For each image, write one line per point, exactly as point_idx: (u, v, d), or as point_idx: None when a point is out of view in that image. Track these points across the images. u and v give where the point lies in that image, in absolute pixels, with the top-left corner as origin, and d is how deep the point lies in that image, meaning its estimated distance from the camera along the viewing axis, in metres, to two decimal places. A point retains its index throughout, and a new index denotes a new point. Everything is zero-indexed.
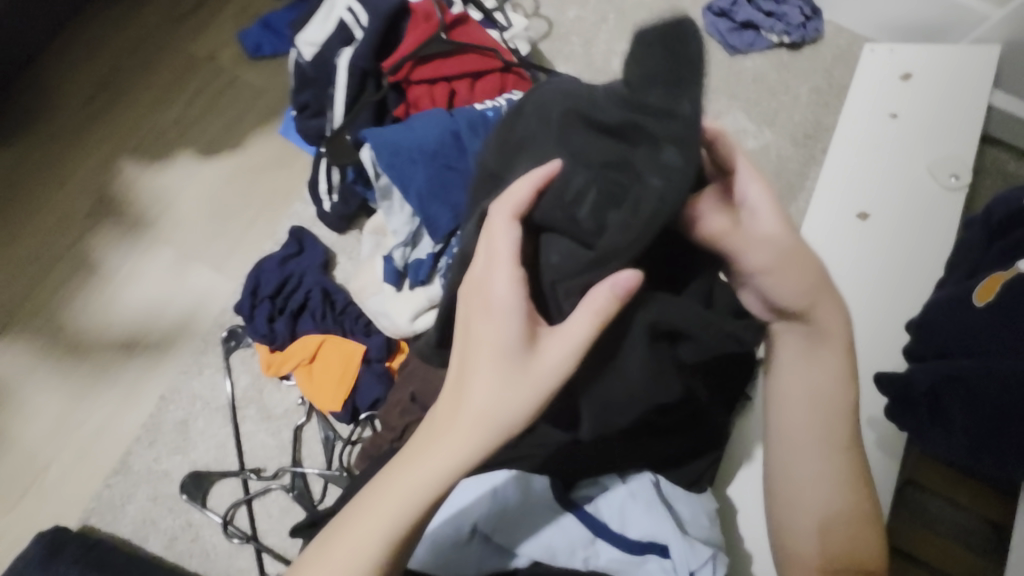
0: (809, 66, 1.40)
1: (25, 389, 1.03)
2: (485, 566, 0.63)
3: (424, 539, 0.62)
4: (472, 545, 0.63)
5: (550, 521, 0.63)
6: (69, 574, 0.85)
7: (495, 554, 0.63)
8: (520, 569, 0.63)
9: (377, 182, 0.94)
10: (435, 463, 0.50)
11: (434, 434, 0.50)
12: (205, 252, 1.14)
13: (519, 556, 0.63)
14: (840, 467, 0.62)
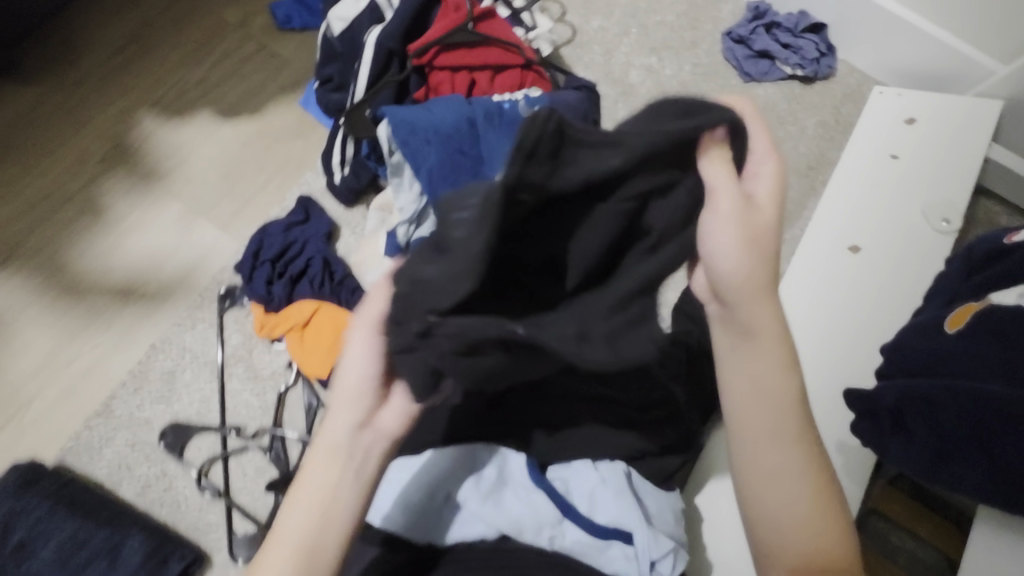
0: (819, 101, 1.44)
1: (18, 322, 1.05)
2: (453, 533, 0.64)
3: (395, 499, 0.65)
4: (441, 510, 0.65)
5: (520, 496, 0.65)
6: (41, 507, 0.86)
7: (463, 524, 0.65)
8: (487, 541, 0.64)
9: (389, 158, 0.98)
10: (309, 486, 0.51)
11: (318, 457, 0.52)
12: (212, 210, 1.16)
13: (486, 528, 0.64)
14: (795, 452, 0.57)
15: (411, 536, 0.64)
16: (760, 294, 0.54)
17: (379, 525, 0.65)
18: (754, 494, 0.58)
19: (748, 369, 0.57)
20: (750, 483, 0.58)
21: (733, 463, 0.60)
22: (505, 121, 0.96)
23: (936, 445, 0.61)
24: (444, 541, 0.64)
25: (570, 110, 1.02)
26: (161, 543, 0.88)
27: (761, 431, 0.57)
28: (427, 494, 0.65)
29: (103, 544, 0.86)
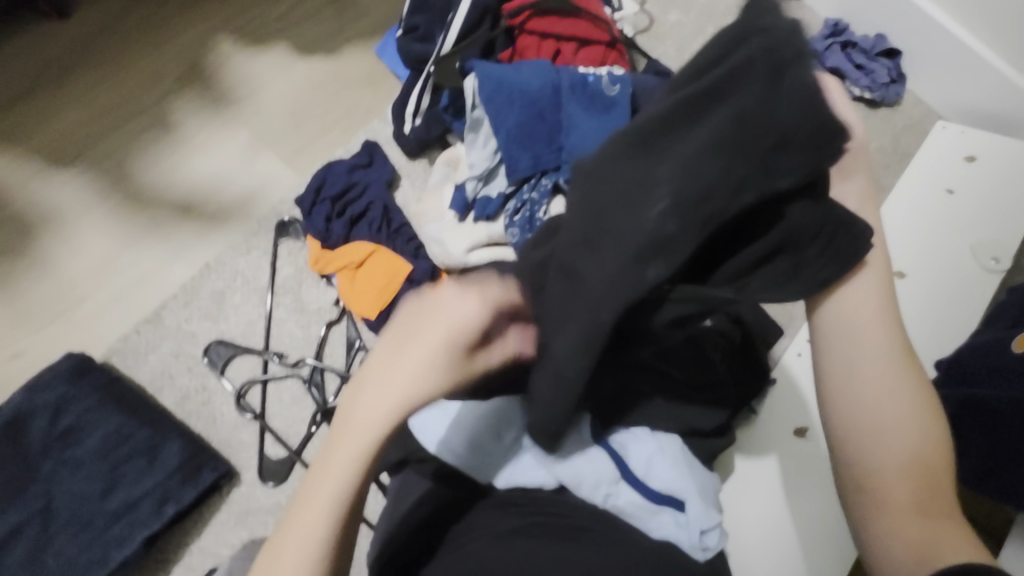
0: (882, 126, 1.44)
1: (81, 222, 1.07)
2: (514, 477, 0.66)
3: (456, 429, 0.67)
4: (506, 454, 0.67)
5: (582, 452, 0.66)
6: (90, 399, 0.88)
7: (524, 470, 0.66)
8: (546, 491, 0.65)
9: (471, 113, 1.01)
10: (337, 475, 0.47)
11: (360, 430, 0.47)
12: (278, 142, 1.17)
13: (547, 477, 0.65)
14: (907, 385, 0.57)
15: (476, 474, 0.66)
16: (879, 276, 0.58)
17: (435, 450, 0.67)
18: (860, 421, 0.57)
19: (856, 303, 0.57)
20: (853, 410, 0.57)
21: (843, 401, 0.58)
22: (587, 94, 0.98)
23: (988, 452, 0.69)
24: (505, 484, 0.66)
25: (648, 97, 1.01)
26: (196, 452, 0.89)
27: (872, 360, 0.57)
28: (497, 436, 0.66)
29: (143, 443, 0.88)
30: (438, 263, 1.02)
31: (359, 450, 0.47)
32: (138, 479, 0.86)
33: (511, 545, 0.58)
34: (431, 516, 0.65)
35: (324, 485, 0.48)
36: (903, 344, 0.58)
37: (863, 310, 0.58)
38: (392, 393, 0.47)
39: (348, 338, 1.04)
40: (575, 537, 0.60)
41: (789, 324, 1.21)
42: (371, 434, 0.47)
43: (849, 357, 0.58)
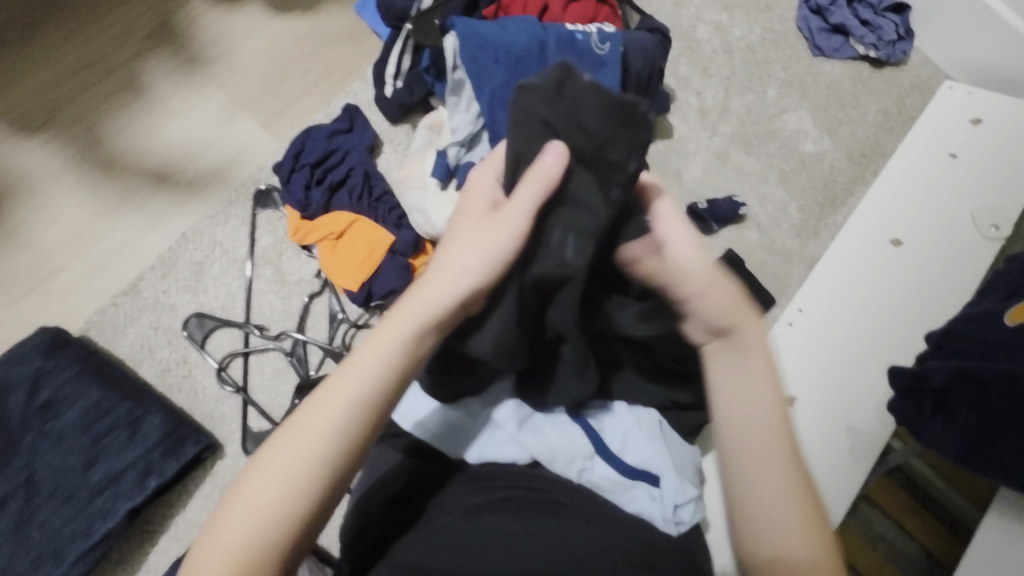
0: (885, 87, 1.38)
1: (52, 191, 1.03)
2: (485, 454, 0.65)
3: (427, 403, 0.68)
4: (476, 434, 0.67)
5: (556, 427, 0.66)
6: (68, 373, 0.87)
7: (495, 447, 0.66)
8: (518, 467, 0.65)
9: (452, 74, 0.95)
10: (360, 362, 0.50)
11: (391, 317, 0.52)
12: (255, 106, 1.13)
13: (518, 454, 0.65)
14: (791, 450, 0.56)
15: (446, 451, 0.67)
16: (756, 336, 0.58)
17: (411, 429, 0.68)
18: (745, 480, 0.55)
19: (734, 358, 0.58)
20: (742, 469, 0.56)
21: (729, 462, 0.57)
22: (576, 52, 0.96)
23: (975, 425, 0.67)
24: (476, 459, 0.66)
25: (639, 52, 1.02)
26: (177, 425, 0.89)
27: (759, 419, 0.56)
28: (466, 413, 0.67)
29: (124, 417, 0.87)
30: (422, 233, 1.00)
31: (362, 387, 0.50)
32: (120, 452, 0.86)
33: (484, 522, 0.58)
34: (404, 489, 0.66)
35: (346, 374, 0.50)
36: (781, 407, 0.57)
37: (728, 354, 0.58)
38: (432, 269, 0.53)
39: (330, 311, 1.02)
40: (548, 509, 0.60)
41: (780, 294, 1.19)
42: (378, 375, 0.50)
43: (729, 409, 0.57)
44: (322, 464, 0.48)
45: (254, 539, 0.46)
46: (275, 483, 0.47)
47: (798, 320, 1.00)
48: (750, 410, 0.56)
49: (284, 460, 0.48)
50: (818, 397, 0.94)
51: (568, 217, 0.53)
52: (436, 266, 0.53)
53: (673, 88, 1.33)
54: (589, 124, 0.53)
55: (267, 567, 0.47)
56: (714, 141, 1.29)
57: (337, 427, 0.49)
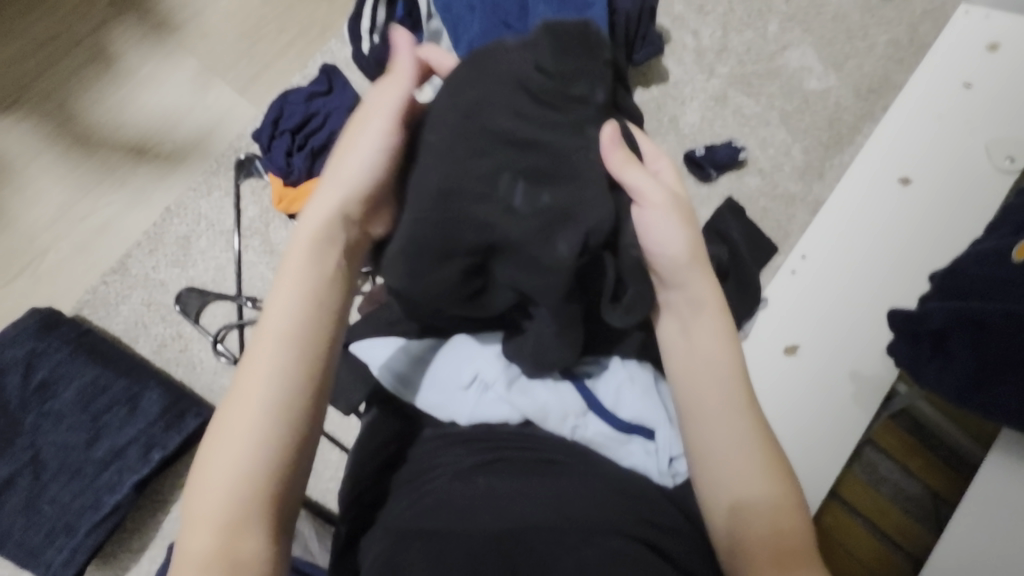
0: (895, 16, 1.29)
1: (30, 170, 1.02)
2: (477, 415, 0.64)
3: (414, 363, 0.67)
4: (464, 395, 0.65)
5: (549, 385, 0.65)
6: (61, 352, 0.88)
7: (487, 408, 0.64)
8: (512, 426, 0.64)
9: (427, 26, 0.96)
10: (281, 299, 0.50)
11: (295, 250, 0.51)
12: (229, 71, 1.08)
13: (511, 414, 0.64)
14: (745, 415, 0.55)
15: (436, 414, 0.66)
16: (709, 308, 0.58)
17: (377, 372, 0.68)
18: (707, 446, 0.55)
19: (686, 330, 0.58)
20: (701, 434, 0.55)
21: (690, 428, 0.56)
22: None
23: (977, 364, 0.65)
24: (468, 421, 0.64)
25: None
26: (177, 399, 0.89)
27: (713, 381, 0.56)
28: (455, 376, 0.65)
29: (122, 393, 0.88)
30: None
31: (286, 322, 0.49)
32: (121, 427, 0.87)
33: (472, 480, 0.58)
34: (397, 454, 0.66)
35: (271, 315, 0.49)
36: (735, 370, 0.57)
37: (684, 306, 0.58)
38: (326, 186, 0.53)
39: None
40: (542, 470, 0.59)
41: (783, 240, 1.16)
42: (302, 305, 0.50)
43: (690, 374, 0.57)
44: (272, 410, 0.47)
45: (228, 501, 0.45)
46: (229, 440, 0.46)
47: (801, 267, 0.97)
48: (706, 355, 0.57)
49: (237, 417, 0.47)
50: (820, 344, 0.92)
51: (523, 162, 0.50)
52: (319, 198, 0.52)
53: (667, 28, 1.26)
54: (548, 63, 0.51)
55: (253, 521, 0.45)
56: (712, 83, 1.23)
57: (276, 366, 0.48)
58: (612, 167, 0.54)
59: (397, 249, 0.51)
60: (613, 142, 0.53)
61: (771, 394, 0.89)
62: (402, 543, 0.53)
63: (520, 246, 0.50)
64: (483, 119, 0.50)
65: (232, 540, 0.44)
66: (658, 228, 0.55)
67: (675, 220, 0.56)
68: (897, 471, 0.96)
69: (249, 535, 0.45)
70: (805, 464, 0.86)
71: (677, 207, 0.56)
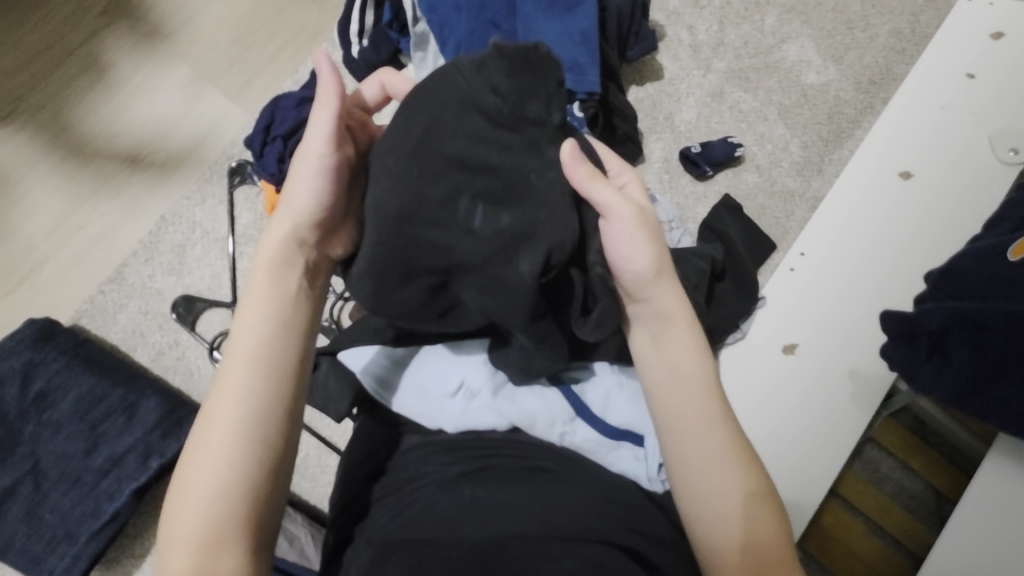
0: (897, 5, 1.26)
1: (27, 181, 1.03)
2: (462, 423, 0.64)
3: (399, 370, 0.68)
4: (450, 402, 0.65)
5: (533, 391, 0.65)
6: (59, 362, 0.89)
7: (472, 416, 0.64)
8: (498, 433, 0.64)
9: (414, 28, 0.94)
10: (246, 325, 0.52)
11: (258, 277, 0.53)
12: (221, 77, 1.09)
13: (497, 422, 0.63)
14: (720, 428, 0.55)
15: (422, 421, 0.65)
16: (678, 323, 0.57)
17: (359, 373, 0.69)
18: (685, 461, 0.54)
19: (657, 345, 0.58)
20: (679, 450, 0.55)
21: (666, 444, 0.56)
22: None
23: (976, 367, 0.63)
24: (455, 428, 0.64)
25: None
26: (174, 406, 0.90)
27: (686, 395, 0.55)
28: (441, 384, 0.65)
29: (120, 402, 0.89)
30: None
31: (255, 345, 0.51)
32: (120, 436, 0.88)
33: (454, 494, 0.57)
34: (386, 462, 0.66)
35: (238, 340, 0.51)
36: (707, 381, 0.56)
37: (651, 319, 0.58)
38: (282, 213, 0.54)
39: None
40: (527, 477, 0.59)
41: (782, 238, 1.14)
42: (266, 327, 0.52)
43: (665, 391, 0.56)
44: (244, 431, 0.49)
45: (205, 520, 0.46)
46: (203, 463, 0.48)
47: (800, 265, 0.95)
48: (681, 366, 0.56)
49: (210, 438, 0.48)
50: (819, 343, 0.90)
51: (478, 185, 0.51)
52: (273, 226, 0.54)
53: (662, 24, 1.24)
54: (500, 83, 0.49)
55: (231, 539, 0.46)
56: (708, 78, 1.21)
57: (247, 388, 0.49)
58: (578, 182, 0.53)
59: (361, 271, 0.52)
60: (576, 158, 0.53)
61: (769, 395, 0.88)
62: (385, 555, 0.53)
63: (481, 266, 0.51)
64: (436, 142, 0.50)
65: (210, 557, 0.46)
66: (625, 244, 0.55)
67: (641, 236, 0.55)
68: (900, 470, 0.97)
69: (227, 552, 0.46)
70: (804, 466, 0.84)
71: (643, 222, 0.56)
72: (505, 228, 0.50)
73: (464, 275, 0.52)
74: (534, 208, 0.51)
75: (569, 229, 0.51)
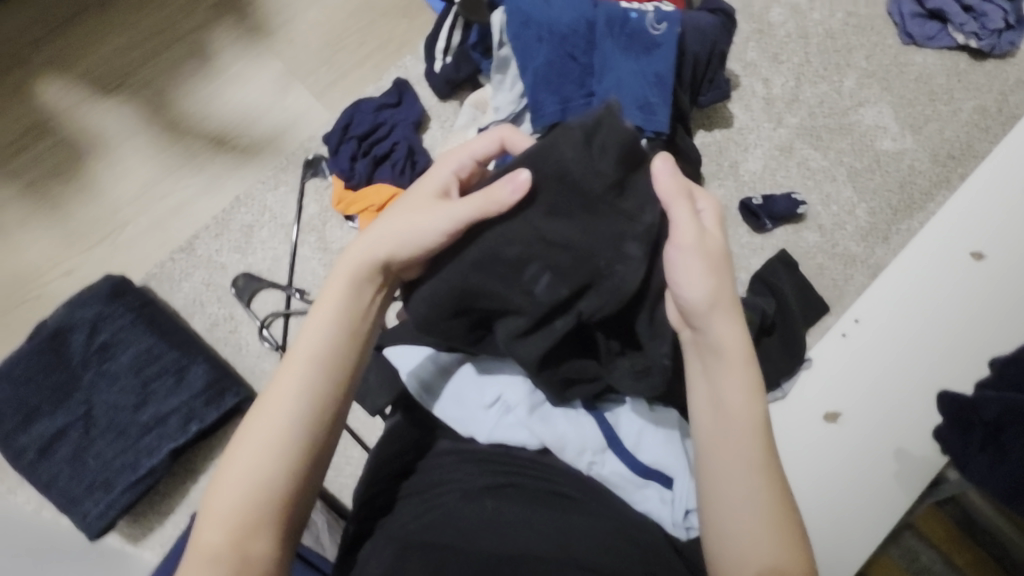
0: (985, 82, 1.23)
1: (123, 149, 1.11)
2: (494, 436, 0.64)
3: (437, 370, 0.68)
4: (485, 414, 0.65)
5: (567, 416, 0.64)
6: (125, 319, 0.95)
7: (505, 431, 0.64)
8: (528, 452, 0.63)
9: (497, 52, 0.98)
10: (312, 332, 0.53)
11: (334, 282, 0.55)
12: (310, 76, 1.16)
13: (528, 440, 0.63)
14: (764, 474, 0.54)
15: (456, 427, 0.66)
16: (738, 364, 0.56)
17: (403, 376, 0.69)
18: (719, 502, 0.54)
19: (710, 381, 0.56)
20: (717, 490, 0.54)
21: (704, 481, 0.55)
22: (627, 33, 0.95)
23: None
24: (486, 440, 0.64)
25: (697, 35, 1.01)
26: (221, 375, 0.94)
27: (736, 437, 0.54)
28: (479, 395, 0.66)
29: (172, 364, 0.94)
30: None
31: (320, 346, 0.53)
32: (167, 396, 0.92)
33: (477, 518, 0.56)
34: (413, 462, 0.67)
35: (303, 340, 0.53)
36: (756, 425, 0.55)
37: (706, 352, 0.56)
38: (373, 231, 0.56)
39: None
40: (549, 502, 0.59)
41: (836, 301, 1.12)
42: (334, 334, 0.54)
43: (713, 431, 0.55)
44: (295, 425, 0.51)
45: (243, 500, 0.49)
46: (250, 446, 0.50)
47: (853, 331, 0.92)
48: (718, 405, 0.55)
49: (261, 424, 0.51)
50: (865, 416, 0.87)
51: (551, 257, 0.53)
52: (365, 245, 0.55)
53: (738, 74, 1.25)
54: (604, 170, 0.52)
55: (265, 526, 0.49)
56: (780, 131, 1.21)
57: (305, 382, 0.52)
58: (660, 196, 0.55)
59: (420, 299, 0.56)
60: (668, 166, 0.55)
61: (805, 464, 0.85)
62: (404, 556, 0.54)
63: (518, 311, 0.55)
64: (528, 215, 0.53)
65: (243, 539, 0.48)
66: (681, 272, 0.55)
67: (702, 266, 0.55)
68: (940, 563, 0.90)
69: (260, 536, 0.49)
70: (834, 542, 0.81)
71: (705, 255, 0.55)
72: (557, 291, 0.53)
73: (504, 316, 0.56)
74: (597, 264, 0.53)
75: (610, 299, 0.54)
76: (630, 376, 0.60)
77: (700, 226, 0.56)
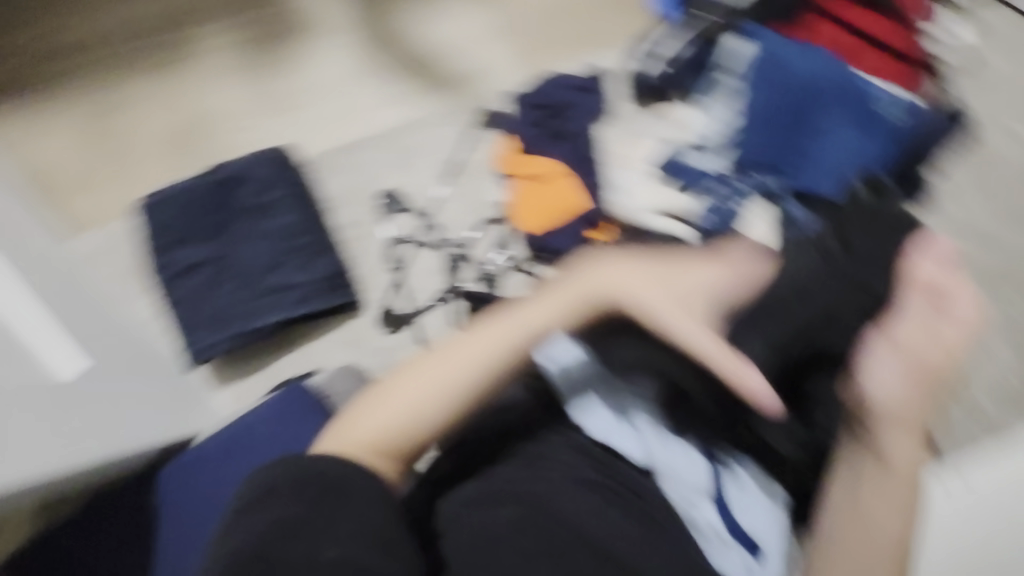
0: None
1: (329, 40, 1.17)
2: (612, 439, 0.64)
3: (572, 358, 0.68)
4: (604, 414, 0.66)
5: (684, 452, 0.66)
6: (281, 191, 1.01)
7: (624, 441, 0.64)
8: (638, 468, 0.63)
9: (726, 82, 1.01)
10: (507, 325, 0.67)
11: (547, 295, 0.71)
12: (516, 34, 1.18)
13: (643, 458, 0.63)
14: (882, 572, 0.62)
15: (574, 416, 0.65)
16: (899, 487, 0.65)
17: (534, 351, 0.67)
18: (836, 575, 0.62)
19: (874, 493, 0.65)
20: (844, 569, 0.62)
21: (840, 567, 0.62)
22: (861, 109, 0.91)
23: None
24: (600, 437, 0.64)
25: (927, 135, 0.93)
26: (334, 275, 1.00)
27: (879, 544, 0.63)
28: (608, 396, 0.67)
29: (304, 245, 0.99)
30: (611, 210, 1.00)
31: (505, 335, 0.66)
32: (291, 273, 0.98)
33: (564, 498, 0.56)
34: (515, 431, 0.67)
35: (499, 326, 0.67)
36: (896, 535, 0.63)
37: (870, 478, 0.65)
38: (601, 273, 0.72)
39: (497, 242, 1.06)
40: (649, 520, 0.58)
41: None
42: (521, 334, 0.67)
43: (859, 521, 0.64)
44: (462, 383, 0.63)
45: (410, 407, 0.61)
46: (420, 379, 0.63)
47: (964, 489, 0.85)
48: (863, 514, 0.64)
49: (435, 367, 0.64)
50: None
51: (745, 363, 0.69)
52: (599, 285, 0.71)
53: None
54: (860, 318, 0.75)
55: (401, 446, 0.60)
56: (969, 271, 1.01)
57: (481, 355, 0.65)
58: (909, 281, 0.75)
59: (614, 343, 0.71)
60: (937, 250, 0.77)
61: None
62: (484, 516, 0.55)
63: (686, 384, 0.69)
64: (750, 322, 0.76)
65: (384, 446, 0.59)
66: (885, 357, 0.71)
67: (901, 367, 0.70)
68: None
69: (394, 452, 0.60)
70: None
71: (917, 365, 0.70)
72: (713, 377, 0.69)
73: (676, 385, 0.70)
74: (801, 358, 0.74)
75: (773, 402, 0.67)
76: (782, 436, 0.70)
77: (929, 326, 0.73)
